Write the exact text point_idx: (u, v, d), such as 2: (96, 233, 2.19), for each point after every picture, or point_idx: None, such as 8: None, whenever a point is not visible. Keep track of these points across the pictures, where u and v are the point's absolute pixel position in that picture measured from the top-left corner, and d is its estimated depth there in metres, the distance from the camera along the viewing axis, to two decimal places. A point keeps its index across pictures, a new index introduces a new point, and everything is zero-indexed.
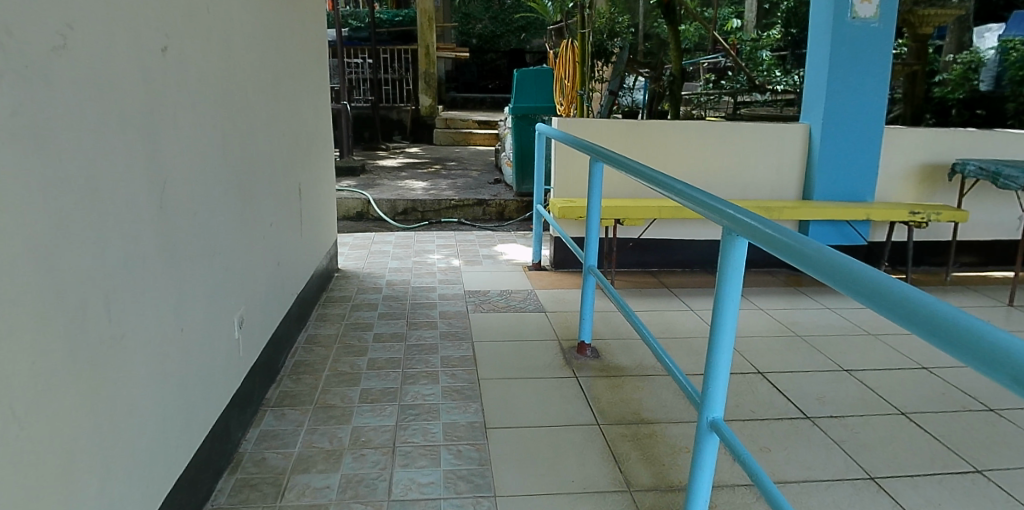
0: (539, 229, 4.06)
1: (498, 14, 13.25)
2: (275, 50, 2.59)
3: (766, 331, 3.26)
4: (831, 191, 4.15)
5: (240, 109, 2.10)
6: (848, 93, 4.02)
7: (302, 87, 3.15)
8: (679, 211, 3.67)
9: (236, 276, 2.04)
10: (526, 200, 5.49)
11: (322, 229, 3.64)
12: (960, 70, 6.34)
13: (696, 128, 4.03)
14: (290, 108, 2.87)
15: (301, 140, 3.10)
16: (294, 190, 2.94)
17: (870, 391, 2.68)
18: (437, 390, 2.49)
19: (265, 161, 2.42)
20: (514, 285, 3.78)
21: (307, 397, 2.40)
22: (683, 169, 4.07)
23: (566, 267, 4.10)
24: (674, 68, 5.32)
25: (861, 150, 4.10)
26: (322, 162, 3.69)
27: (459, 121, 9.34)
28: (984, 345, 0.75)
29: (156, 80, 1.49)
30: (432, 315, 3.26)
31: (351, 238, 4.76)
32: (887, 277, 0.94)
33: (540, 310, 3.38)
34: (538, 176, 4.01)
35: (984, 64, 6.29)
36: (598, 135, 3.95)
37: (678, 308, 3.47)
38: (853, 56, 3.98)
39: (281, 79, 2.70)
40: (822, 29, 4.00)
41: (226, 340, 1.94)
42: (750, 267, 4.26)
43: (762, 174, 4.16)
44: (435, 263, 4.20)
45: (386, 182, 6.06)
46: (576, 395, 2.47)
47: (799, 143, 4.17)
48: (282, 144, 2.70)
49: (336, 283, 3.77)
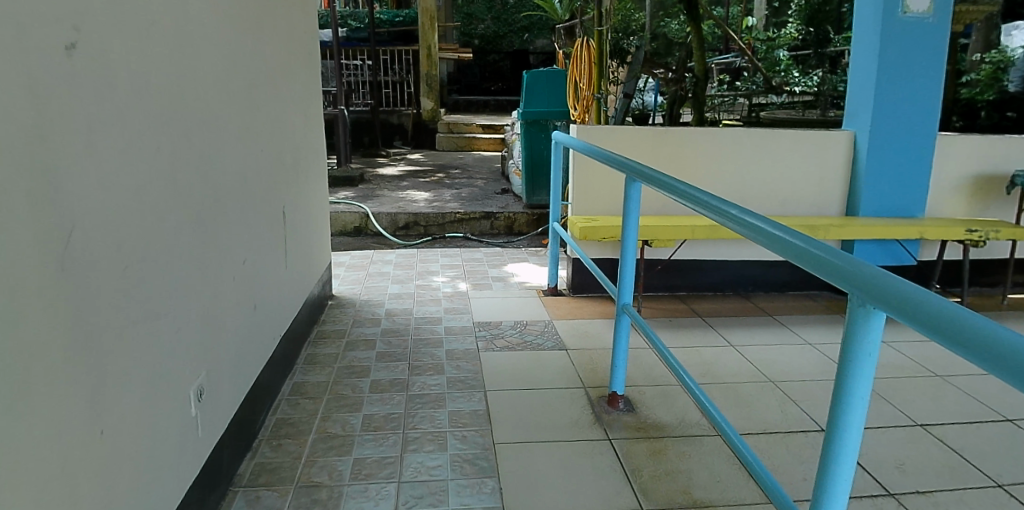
0: (556, 250, 3.65)
1: (500, 14, 12.84)
2: (249, 53, 2.17)
3: (820, 371, 2.83)
4: (880, 205, 3.71)
5: (197, 126, 1.68)
6: (899, 97, 3.58)
7: (287, 93, 2.74)
8: (715, 231, 3.25)
9: (193, 339, 1.63)
10: (537, 212, 5.08)
11: (313, 254, 3.22)
12: (989, 72, 5.59)
13: (730, 136, 3.60)
14: (271, 119, 2.44)
15: (285, 156, 2.68)
16: (277, 215, 2.52)
17: (956, 455, 2.26)
18: (443, 459, 2.08)
19: (235, 186, 2.00)
20: (530, 314, 3.37)
21: (288, 473, 2.00)
22: (715, 182, 3.65)
23: (586, 292, 3.69)
24: (698, 68, 4.89)
25: (913, 160, 3.66)
26: (312, 178, 3.26)
27: (463, 125, 8.86)
28: None
29: (55, 95, 1.07)
30: (437, 355, 2.84)
31: (347, 258, 4.35)
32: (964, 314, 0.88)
33: (561, 347, 2.97)
34: (555, 191, 3.60)
35: (1014, 65, 5.49)
36: (623, 144, 3.53)
37: (716, 344, 3.05)
38: (904, 55, 3.54)
39: (258, 86, 2.28)
40: (870, 25, 3.57)
41: (178, 424, 1.53)
42: (789, 289, 3.85)
43: (802, 187, 3.73)
44: (440, 287, 3.79)
45: (386, 193, 5.66)
46: (612, 467, 2.05)
47: (843, 153, 3.73)
48: (259, 162, 2.28)
49: (329, 313, 3.36)
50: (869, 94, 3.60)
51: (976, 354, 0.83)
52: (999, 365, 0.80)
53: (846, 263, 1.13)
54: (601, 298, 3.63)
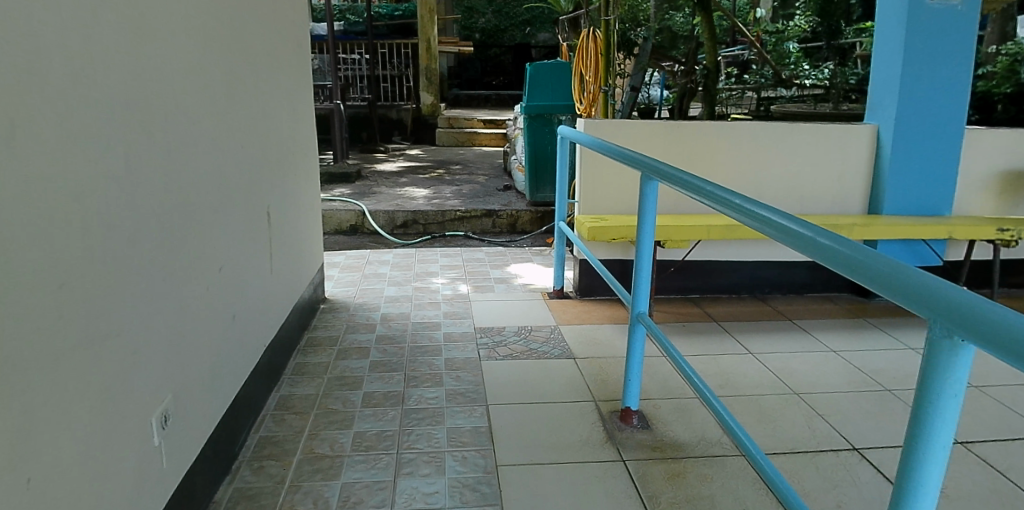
0: (561, 250, 3.46)
1: (502, 7, 12.61)
2: (225, 37, 1.97)
3: (847, 382, 2.64)
4: (904, 203, 3.52)
5: (158, 116, 1.48)
6: (924, 88, 3.38)
7: (273, 83, 2.54)
8: (732, 231, 3.07)
9: (152, 358, 1.43)
10: (541, 210, 4.88)
11: (303, 255, 3.03)
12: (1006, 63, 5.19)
13: (746, 130, 3.40)
14: (253, 111, 2.24)
15: (271, 151, 2.48)
16: (261, 215, 2.33)
17: (1001, 477, 2.07)
18: (440, 483, 1.89)
19: (209, 185, 1.80)
20: (535, 319, 3.18)
21: (269, 500, 1.81)
22: (730, 179, 3.45)
23: (593, 294, 3.50)
24: (709, 59, 4.68)
25: (940, 156, 3.46)
26: (302, 174, 3.06)
27: (463, 120, 8.62)
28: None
29: None
30: (435, 365, 2.64)
31: (342, 259, 4.16)
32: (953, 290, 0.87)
33: (568, 355, 2.77)
34: (561, 188, 3.40)
35: None
36: (633, 139, 3.33)
37: (734, 351, 2.86)
38: (931, 44, 3.33)
39: (238, 75, 2.08)
40: (895, 13, 3.36)
41: (133, 456, 1.33)
42: (807, 291, 3.65)
43: (822, 184, 3.53)
44: (439, 289, 3.59)
45: (384, 190, 5.46)
46: (626, 493, 1.86)
47: (866, 149, 3.52)
48: (239, 159, 2.09)
49: (321, 318, 3.17)
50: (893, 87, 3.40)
51: (965, 330, 0.81)
52: (990, 342, 0.77)
53: (840, 246, 1.11)
54: (610, 301, 3.44)
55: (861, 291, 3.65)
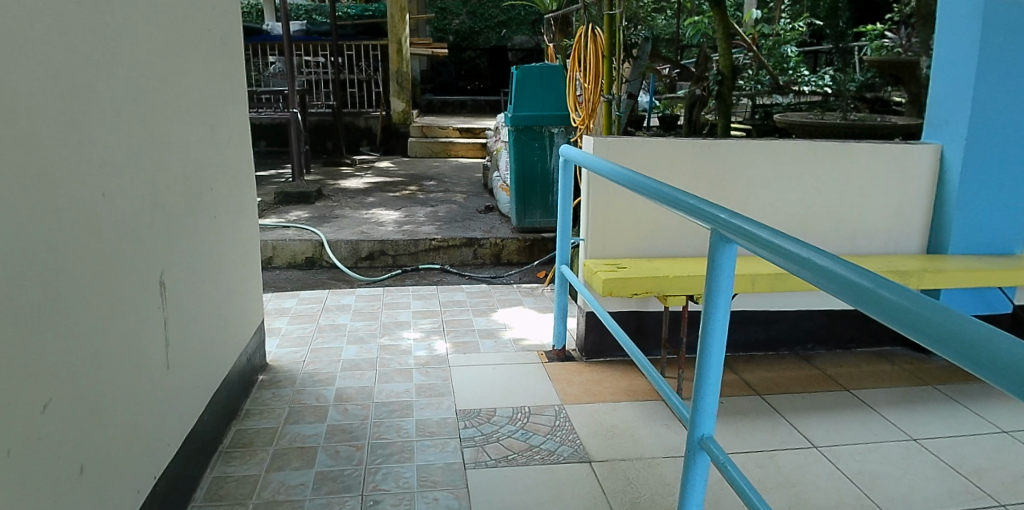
0: (563, 300, 2.79)
1: (476, 8, 11.94)
2: (69, 27, 1.26)
3: (946, 493, 2.02)
4: (973, 241, 2.93)
5: None
6: (1000, 102, 2.80)
7: (180, 99, 1.85)
8: (780, 280, 2.49)
9: None
10: (530, 238, 4.21)
11: (234, 318, 2.31)
12: None
13: (789, 152, 2.80)
14: (133, 138, 1.53)
15: (175, 191, 1.77)
16: (154, 285, 1.61)
17: None
18: None
19: (20, 270, 1.07)
20: (532, 395, 2.50)
21: None
22: (770, 210, 2.84)
23: (601, 353, 2.84)
24: (724, 63, 4.06)
25: (1015, 184, 2.90)
26: (235, 212, 2.35)
27: (438, 129, 7.84)
28: (1000, 354, 0.69)
29: None
30: (404, 478, 1.95)
31: (292, 305, 3.42)
32: (913, 296, 0.85)
33: (582, 456, 2.11)
34: (563, 224, 2.72)
35: None
36: (653, 162, 2.70)
37: (792, 445, 2.25)
38: (1012, 49, 2.75)
39: (98, 86, 1.37)
40: (966, 11, 2.77)
41: None
42: (855, 345, 3.10)
43: (874, 218, 2.95)
44: (410, 348, 2.89)
45: (347, 212, 4.74)
46: None
47: (927, 175, 2.95)
48: (102, 214, 1.37)
49: (257, 398, 2.45)
50: (965, 101, 2.81)
51: (928, 337, 0.79)
52: (959, 350, 0.74)
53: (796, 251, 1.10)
54: (624, 365, 2.76)
55: (919, 344, 3.09)
